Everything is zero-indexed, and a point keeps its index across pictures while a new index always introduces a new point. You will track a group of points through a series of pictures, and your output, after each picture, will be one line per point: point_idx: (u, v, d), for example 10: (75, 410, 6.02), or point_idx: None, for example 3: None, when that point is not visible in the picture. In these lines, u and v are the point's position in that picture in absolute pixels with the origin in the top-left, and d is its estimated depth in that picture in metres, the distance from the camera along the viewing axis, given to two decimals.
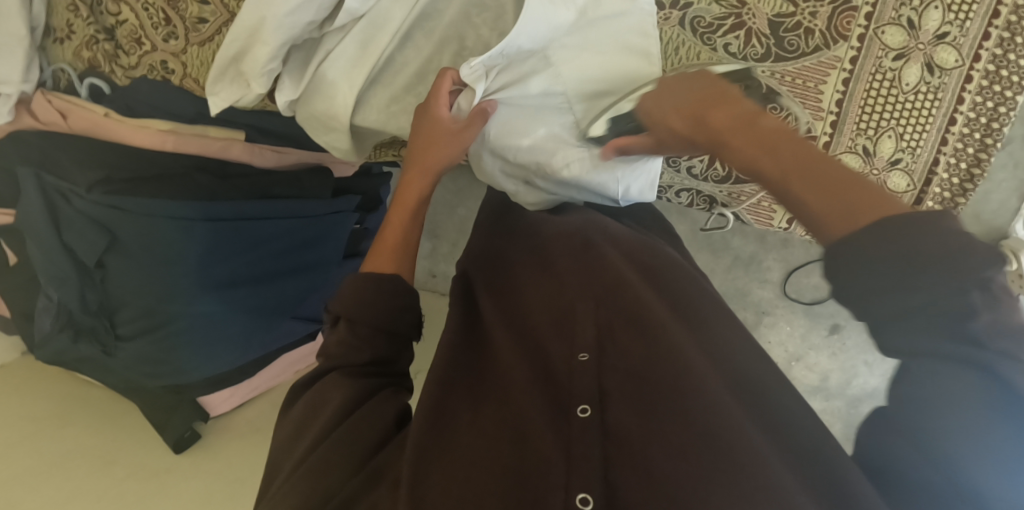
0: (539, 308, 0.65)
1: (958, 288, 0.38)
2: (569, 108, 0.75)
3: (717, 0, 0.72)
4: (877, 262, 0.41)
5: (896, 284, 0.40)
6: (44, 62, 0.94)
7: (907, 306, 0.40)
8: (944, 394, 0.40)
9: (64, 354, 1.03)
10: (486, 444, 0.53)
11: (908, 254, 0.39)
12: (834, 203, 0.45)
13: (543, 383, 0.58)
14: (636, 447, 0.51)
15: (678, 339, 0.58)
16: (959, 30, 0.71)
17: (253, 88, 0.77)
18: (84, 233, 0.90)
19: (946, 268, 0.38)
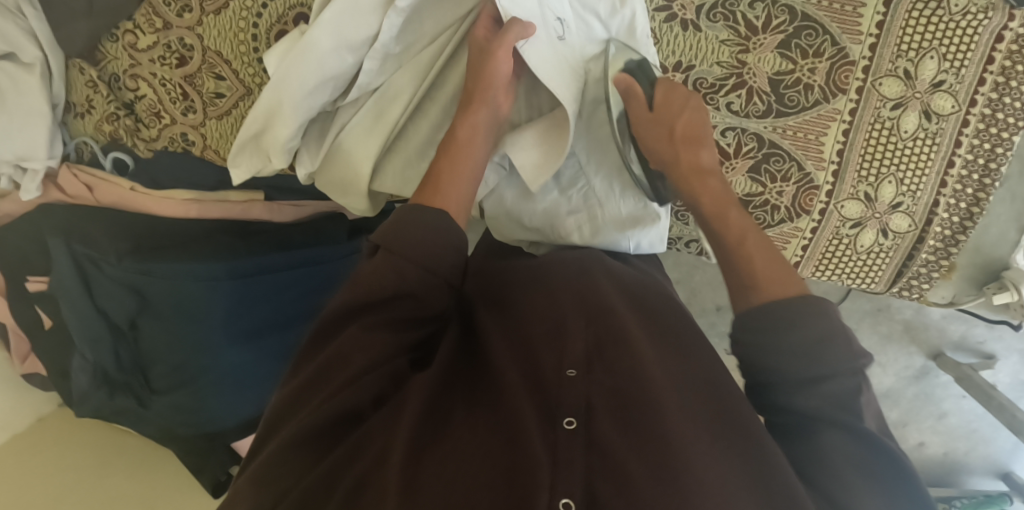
0: (534, 320, 0.64)
1: (848, 367, 0.52)
2: (584, 172, 0.80)
3: (719, 62, 0.74)
4: (792, 334, 0.54)
5: (802, 356, 0.53)
6: (66, 136, 0.97)
7: (805, 372, 0.53)
8: (834, 454, 0.51)
9: (102, 409, 1.04)
10: (475, 445, 0.51)
11: (823, 334, 0.53)
12: (769, 271, 0.59)
13: (533, 388, 0.56)
14: (620, 463, 0.50)
15: (660, 361, 0.58)
16: (954, 78, 0.73)
17: (271, 162, 0.80)
18: (116, 295, 0.93)
19: (842, 352, 0.52)
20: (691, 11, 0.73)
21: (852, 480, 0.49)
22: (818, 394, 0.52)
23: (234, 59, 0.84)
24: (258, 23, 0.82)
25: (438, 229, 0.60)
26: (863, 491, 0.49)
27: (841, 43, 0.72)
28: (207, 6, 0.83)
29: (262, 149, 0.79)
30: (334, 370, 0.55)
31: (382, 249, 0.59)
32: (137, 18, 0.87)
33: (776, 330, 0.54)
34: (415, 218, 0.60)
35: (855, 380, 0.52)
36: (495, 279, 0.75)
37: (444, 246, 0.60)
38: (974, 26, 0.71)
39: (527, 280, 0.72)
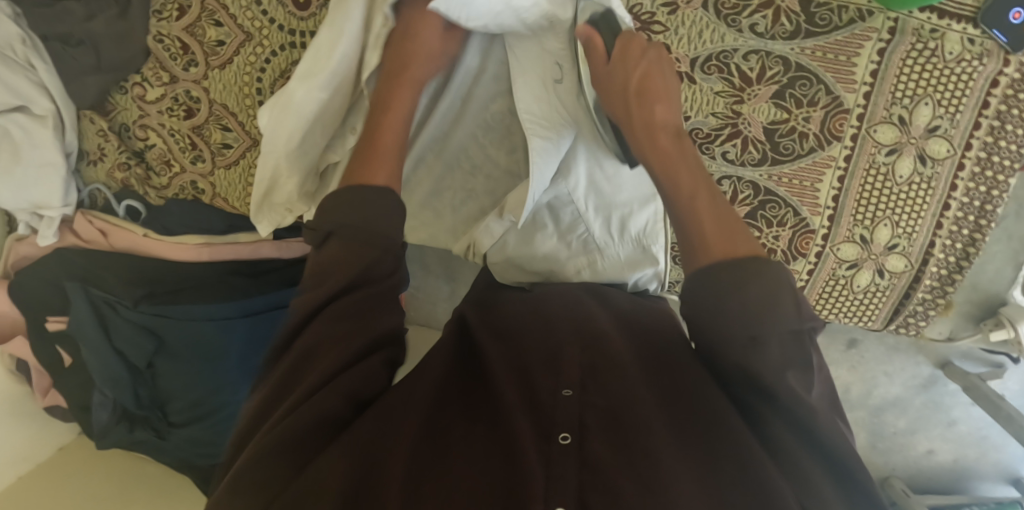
0: (531, 345, 0.66)
1: (792, 343, 0.51)
2: (585, 218, 0.81)
3: (713, 113, 0.75)
4: (746, 299, 0.51)
5: (745, 324, 0.51)
6: (80, 183, 0.99)
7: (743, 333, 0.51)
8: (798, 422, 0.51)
9: (124, 441, 1.07)
10: (472, 459, 0.53)
11: (763, 296, 0.51)
12: (715, 233, 0.55)
13: (530, 406, 0.58)
14: (611, 477, 0.51)
15: (648, 386, 0.60)
16: (949, 123, 0.74)
17: (292, 213, 0.82)
18: (134, 339, 0.96)
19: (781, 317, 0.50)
20: (686, 63, 0.74)
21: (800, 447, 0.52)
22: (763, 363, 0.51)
23: (240, 111, 0.87)
24: (262, 77, 0.85)
25: (383, 206, 0.62)
26: (809, 467, 0.51)
27: (835, 91, 0.73)
28: (211, 60, 0.86)
29: (279, 206, 0.81)
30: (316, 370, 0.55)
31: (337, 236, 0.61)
32: (144, 71, 0.89)
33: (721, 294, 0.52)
34: (360, 199, 0.62)
35: (794, 342, 0.51)
36: (492, 305, 0.77)
37: (387, 225, 0.61)
38: (968, 72, 0.72)
39: (527, 314, 0.72)
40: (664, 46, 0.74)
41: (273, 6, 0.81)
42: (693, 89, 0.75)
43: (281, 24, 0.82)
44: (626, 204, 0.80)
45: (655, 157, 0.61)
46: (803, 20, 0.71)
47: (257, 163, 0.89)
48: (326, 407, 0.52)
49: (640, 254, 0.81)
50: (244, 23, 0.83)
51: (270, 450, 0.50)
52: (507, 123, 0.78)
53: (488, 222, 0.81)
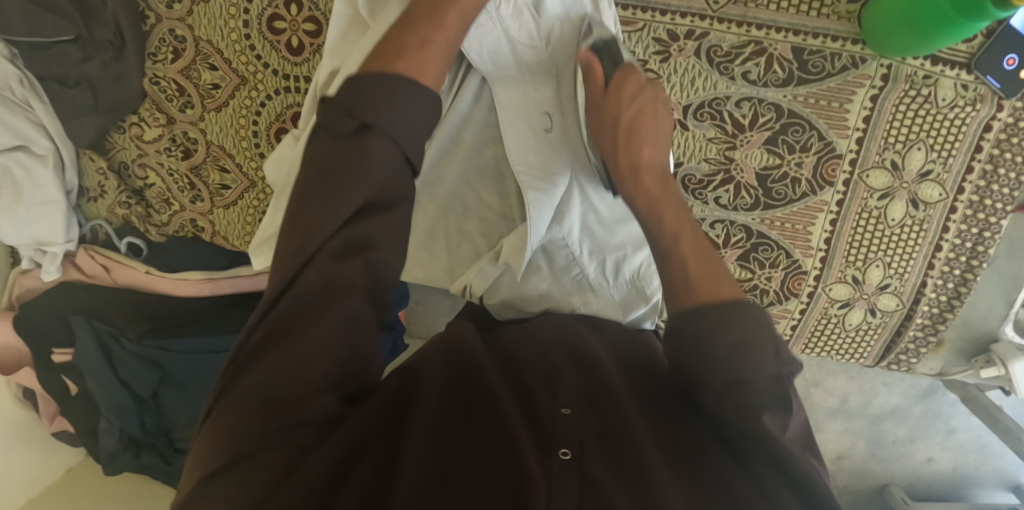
0: (530, 366, 0.63)
1: (775, 391, 0.50)
2: (579, 257, 0.81)
3: (706, 159, 0.75)
4: (721, 337, 0.50)
5: (726, 370, 0.50)
6: (81, 219, 1.00)
7: (723, 380, 0.50)
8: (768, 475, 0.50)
9: (133, 465, 1.06)
10: (466, 474, 0.48)
11: (744, 341, 0.50)
12: (700, 274, 0.54)
13: (529, 420, 0.55)
14: (609, 498, 0.47)
15: (648, 413, 0.58)
16: (941, 167, 0.74)
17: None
18: (138, 371, 0.97)
19: (762, 362, 0.49)
20: (678, 111, 0.74)
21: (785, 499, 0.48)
22: (739, 409, 0.49)
23: (237, 153, 0.88)
24: (258, 121, 0.85)
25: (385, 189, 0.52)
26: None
27: (828, 137, 0.74)
28: (208, 103, 0.87)
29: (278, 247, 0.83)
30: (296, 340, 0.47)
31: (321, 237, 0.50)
32: (141, 112, 0.90)
33: (704, 338, 0.51)
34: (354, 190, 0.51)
35: (776, 389, 0.49)
36: (488, 334, 0.74)
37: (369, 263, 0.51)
38: (961, 118, 0.72)
39: (523, 341, 0.69)
40: None
41: (267, 51, 0.82)
42: (686, 136, 0.75)
43: (276, 69, 0.82)
44: (617, 246, 0.80)
45: (639, 190, 0.61)
46: (796, 68, 0.71)
47: (254, 204, 0.90)
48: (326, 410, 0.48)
49: (633, 288, 0.81)
50: (238, 67, 0.84)
51: (255, 417, 0.45)
52: (500, 167, 0.78)
53: (481, 267, 0.80)
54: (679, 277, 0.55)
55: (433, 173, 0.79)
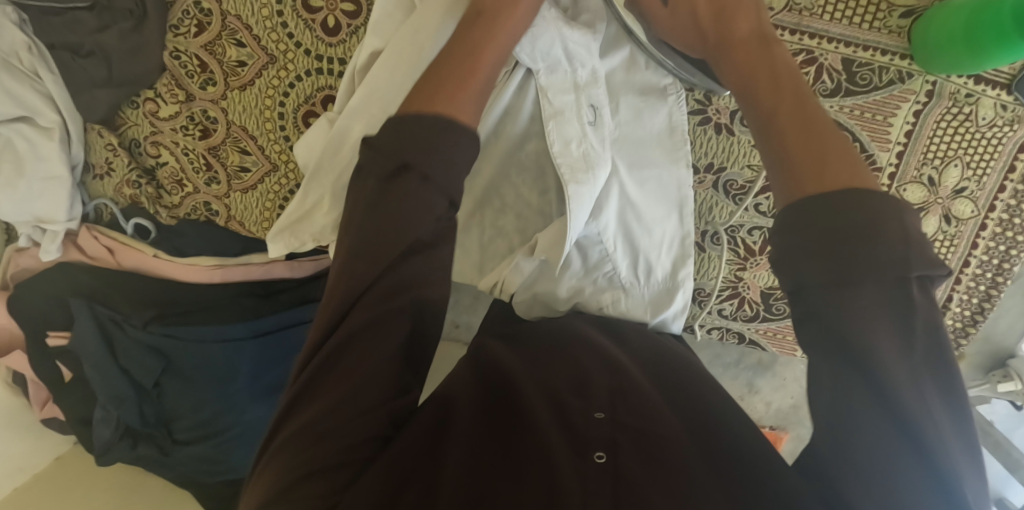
0: (561, 371, 0.61)
1: (897, 296, 0.41)
2: (610, 256, 0.78)
3: (748, 166, 0.78)
4: (838, 220, 0.42)
5: (842, 264, 0.41)
6: (85, 197, 0.96)
7: (833, 276, 0.42)
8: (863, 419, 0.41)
9: (125, 457, 1.04)
10: (505, 481, 0.47)
11: (868, 225, 0.41)
12: (819, 161, 0.46)
13: (562, 425, 0.54)
14: (646, 494, 0.46)
15: (680, 413, 0.56)
16: (976, 185, 0.75)
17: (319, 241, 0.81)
18: (140, 359, 0.93)
19: (888, 257, 0.41)
20: (726, 115, 0.77)
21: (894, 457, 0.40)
22: (843, 306, 0.42)
23: (260, 135, 0.84)
24: (284, 102, 0.82)
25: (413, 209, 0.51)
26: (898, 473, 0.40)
27: (869, 149, 0.75)
28: (231, 81, 0.82)
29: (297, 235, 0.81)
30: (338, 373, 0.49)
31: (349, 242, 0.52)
32: (158, 87, 0.85)
33: (820, 222, 0.43)
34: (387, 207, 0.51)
35: (898, 296, 0.41)
36: (517, 335, 0.73)
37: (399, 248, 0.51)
38: (998, 137, 0.73)
39: (552, 345, 0.67)
40: (707, 96, 0.76)
41: (300, 29, 0.78)
42: (730, 141, 0.78)
43: (308, 49, 0.78)
44: (652, 250, 0.79)
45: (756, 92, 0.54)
46: (845, 79, 0.72)
47: (275, 189, 0.87)
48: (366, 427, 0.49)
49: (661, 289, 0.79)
50: (268, 45, 0.79)
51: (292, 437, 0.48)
52: (541, 164, 0.76)
53: (517, 262, 0.78)
54: (791, 167, 0.47)
55: (472, 169, 0.79)
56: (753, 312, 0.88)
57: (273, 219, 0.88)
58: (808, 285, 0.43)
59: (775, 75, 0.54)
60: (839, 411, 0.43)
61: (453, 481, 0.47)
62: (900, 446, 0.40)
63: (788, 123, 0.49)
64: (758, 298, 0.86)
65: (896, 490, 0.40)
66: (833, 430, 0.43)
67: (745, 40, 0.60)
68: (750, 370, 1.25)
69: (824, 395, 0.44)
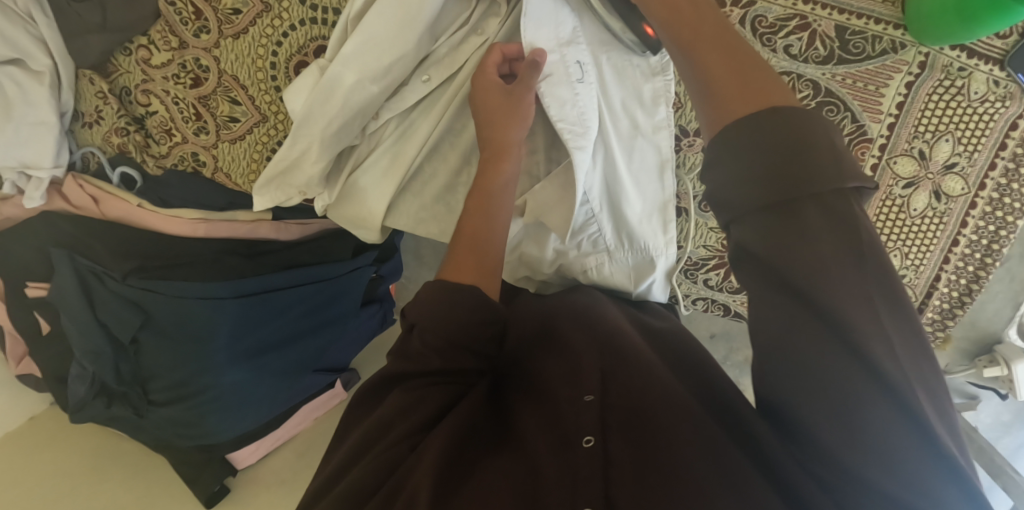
0: (555, 365, 0.70)
1: (838, 211, 0.43)
2: (595, 219, 0.78)
3: None
4: (768, 165, 0.45)
5: (778, 186, 0.44)
6: (73, 145, 0.95)
7: (766, 200, 0.45)
8: (853, 403, 0.44)
9: (100, 416, 1.03)
10: (508, 473, 0.58)
11: (794, 142, 0.45)
12: (742, 85, 0.49)
13: (554, 417, 0.63)
14: (633, 475, 0.56)
15: (669, 384, 0.64)
16: (967, 161, 0.75)
17: (304, 194, 0.83)
18: (120, 313, 0.92)
19: (824, 175, 0.44)
20: None
21: (881, 439, 0.43)
22: (804, 251, 0.43)
23: (251, 85, 0.84)
24: (277, 52, 0.82)
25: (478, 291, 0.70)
26: (891, 447, 0.43)
27: (860, 120, 0.75)
28: (225, 29, 0.82)
29: (290, 187, 0.82)
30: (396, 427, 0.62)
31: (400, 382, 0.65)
32: (152, 34, 0.85)
33: (747, 148, 0.46)
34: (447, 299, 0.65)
35: (841, 208, 0.43)
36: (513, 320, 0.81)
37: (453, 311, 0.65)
38: (990, 113, 0.72)
39: (541, 337, 0.75)
40: None
41: None
42: None
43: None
44: (638, 220, 0.78)
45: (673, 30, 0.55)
46: (837, 47, 0.72)
47: (263, 140, 0.87)
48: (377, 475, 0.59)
49: (640, 256, 0.80)
50: None
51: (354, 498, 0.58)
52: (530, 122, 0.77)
53: None
54: (709, 92, 0.50)
55: (460, 123, 0.80)
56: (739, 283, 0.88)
57: (259, 172, 0.88)
58: (744, 211, 0.46)
59: (697, 16, 0.54)
60: (823, 393, 0.45)
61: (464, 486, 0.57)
62: (893, 411, 0.42)
63: (703, 55, 0.52)
64: None
65: (891, 446, 0.43)
66: (818, 414, 0.45)
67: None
68: (737, 368, 1.30)
69: (804, 389, 0.46)
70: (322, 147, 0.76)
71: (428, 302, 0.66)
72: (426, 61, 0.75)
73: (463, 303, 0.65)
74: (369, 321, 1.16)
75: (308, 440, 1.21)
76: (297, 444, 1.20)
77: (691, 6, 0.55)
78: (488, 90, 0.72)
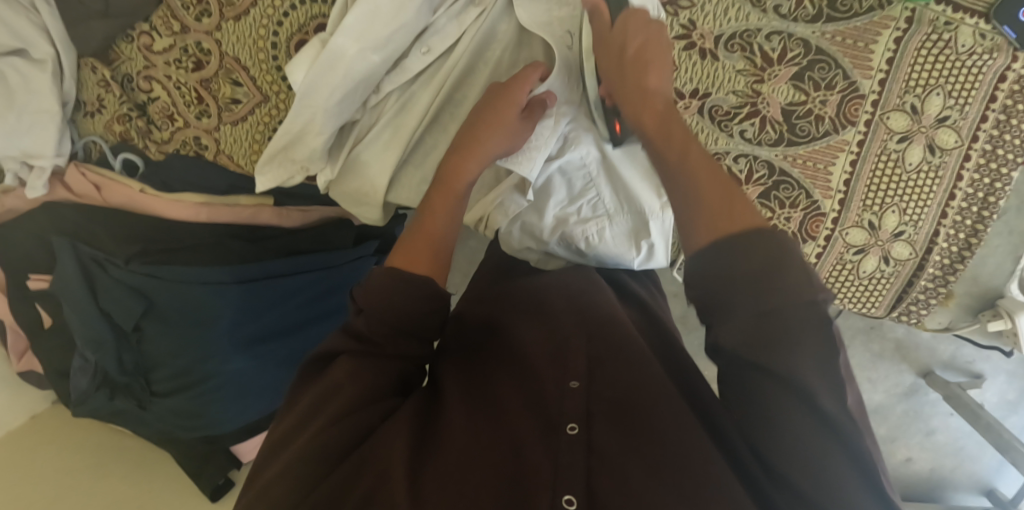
0: (538, 346, 0.68)
1: (807, 307, 0.46)
2: (593, 182, 0.80)
3: (734, 92, 0.78)
4: (744, 278, 0.48)
5: (755, 293, 0.48)
6: (75, 135, 0.96)
7: (750, 311, 0.48)
8: (794, 431, 0.48)
9: (101, 411, 1.03)
10: (479, 450, 0.56)
11: (765, 262, 0.48)
12: (719, 206, 0.52)
13: (537, 400, 0.61)
14: (617, 464, 0.55)
15: (657, 375, 0.63)
16: (958, 114, 0.76)
17: (306, 171, 0.84)
18: (122, 301, 0.91)
19: (792, 284, 0.47)
20: (710, 39, 0.76)
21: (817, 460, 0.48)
22: (774, 334, 0.47)
23: (252, 66, 0.85)
24: (278, 32, 0.83)
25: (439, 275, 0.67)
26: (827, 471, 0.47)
27: (851, 76, 0.76)
28: (226, 11, 0.84)
29: (293, 162, 0.83)
30: (344, 387, 0.57)
31: (348, 355, 0.60)
32: (153, 20, 0.86)
33: (725, 269, 0.49)
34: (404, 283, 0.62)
35: (811, 318, 0.46)
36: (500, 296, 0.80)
37: (425, 291, 0.63)
38: (978, 66, 0.74)
39: (529, 311, 0.75)
40: (691, 21, 0.75)
41: None
42: (715, 65, 0.77)
43: None
44: (636, 184, 0.79)
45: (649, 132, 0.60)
46: (826, 5, 0.73)
47: (265, 120, 0.88)
48: (334, 442, 0.54)
49: (637, 223, 0.81)
50: None
51: (312, 461, 0.53)
52: None
53: (503, 199, 0.81)
54: (693, 215, 0.53)
55: (459, 95, 0.81)
56: None
57: (263, 148, 0.89)
58: (738, 315, 0.48)
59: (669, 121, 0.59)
60: (772, 426, 0.50)
61: (434, 465, 0.55)
62: (825, 442, 0.47)
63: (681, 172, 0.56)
64: None
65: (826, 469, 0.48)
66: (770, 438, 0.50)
67: (652, 93, 0.62)
68: None
69: (758, 417, 0.51)
70: (325, 119, 0.77)
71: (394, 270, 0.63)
72: (426, 32, 0.77)
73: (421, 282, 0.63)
74: None
75: None
76: None
77: (668, 117, 0.60)
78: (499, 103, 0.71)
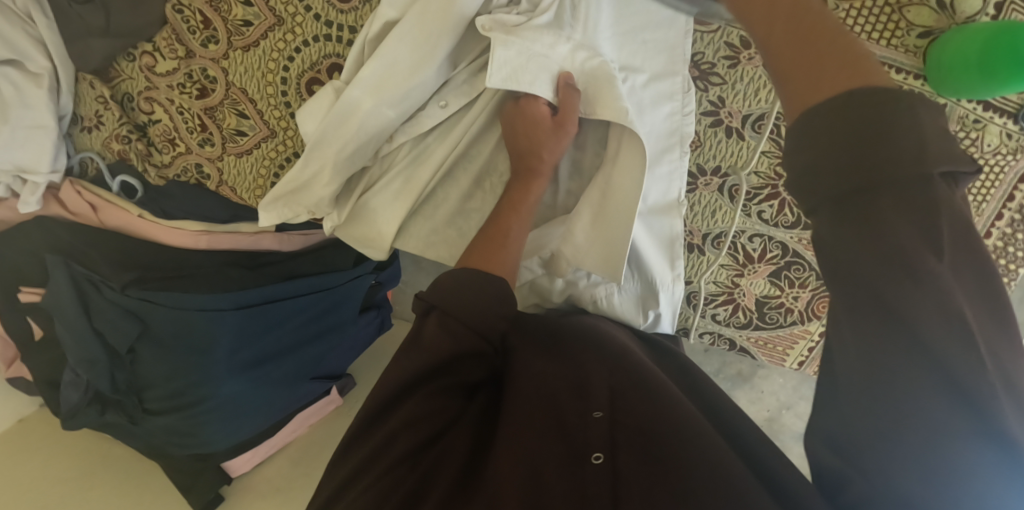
0: (559, 373, 0.69)
1: (920, 196, 0.38)
2: None
3: (756, 173, 0.77)
4: (842, 161, 0.40)
5: (861, 167, 0.39)
6: (71, 149, 0.93)
7: (848, 186, 0.40)
8: (938, 448, 0.40)
9: (92, 423, 1.01)
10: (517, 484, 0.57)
11: (871, 127, 0.40)
12: (816, 59, 0.44)
13: (561, 428, 0.63)
14: (647, 493, 0.56)
15: (680, 401, 0.65)
16: (974, 210, 0.77)
17: (313, 213, 0.81)
18: (116, 323, 0.88)
19: (907, 152, 0.39)
20: (737, 118, 0.74)
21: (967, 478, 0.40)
22: (884, 261, 0.39)
23: (260, 99, 0.82)
24: (288, 67, 0.80)
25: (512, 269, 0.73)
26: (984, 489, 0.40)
27: None
28: (235, 40, 0.80)
29: (298, 205, 0.80)
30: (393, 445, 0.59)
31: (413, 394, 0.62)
32: (157, 40, 0.82)
33: (829, 132, 0.41)
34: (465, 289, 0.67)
35: (928, 197, 0.38)
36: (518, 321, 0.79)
37: (488, 306, 0.66)
38: (1000, 165, 0.73)
39: (551, 343, 0.75)
40: (720, 98, 0.74)
41: None
42: (739, 145, 0.76)
43: (318, 14, 0.76)
44: (650, 257, 0.78)
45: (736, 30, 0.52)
46: None
47: (271, 155, 0.86)
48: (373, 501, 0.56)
49: (647, 291, 0.81)
50: (276, 7, 0.77)
51: None
52: None
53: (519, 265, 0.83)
54: (784, 83, 0.45)
55: (475, 150, 0.79)
56: (746, 319, 0.91)
57: (267, 188, 0.87)
58: (824, 208, 0.41)
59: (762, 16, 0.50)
60: (909, 435, 0.41)
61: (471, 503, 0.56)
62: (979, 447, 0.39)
63: (772, 38, 0.47)
64: (753, 305, 0.90)
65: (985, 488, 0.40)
66: (905, 463, 0.42)
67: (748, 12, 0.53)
68: (729, 381, 1.31)
69: (883, 437, 0.43)
70: (336, 168, 0.75)
71: (449, 281, 0.67)
72: (446, 87, 0.74)
73: (483, 284, 0.67)
74: (365, 330, 1.12)
75: (303, 447, 1.20)
76: (292, 451, 1.19)
77: (756, 2, 0.51)
78: (530, 121, 0.70)
